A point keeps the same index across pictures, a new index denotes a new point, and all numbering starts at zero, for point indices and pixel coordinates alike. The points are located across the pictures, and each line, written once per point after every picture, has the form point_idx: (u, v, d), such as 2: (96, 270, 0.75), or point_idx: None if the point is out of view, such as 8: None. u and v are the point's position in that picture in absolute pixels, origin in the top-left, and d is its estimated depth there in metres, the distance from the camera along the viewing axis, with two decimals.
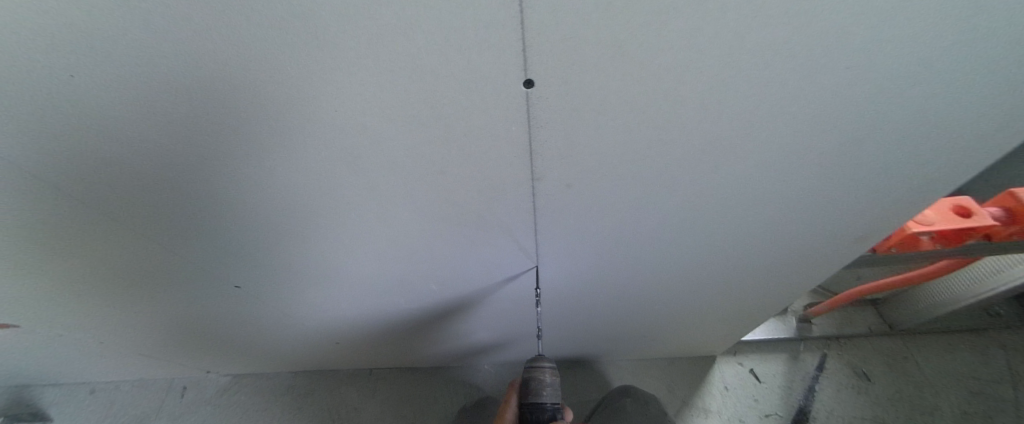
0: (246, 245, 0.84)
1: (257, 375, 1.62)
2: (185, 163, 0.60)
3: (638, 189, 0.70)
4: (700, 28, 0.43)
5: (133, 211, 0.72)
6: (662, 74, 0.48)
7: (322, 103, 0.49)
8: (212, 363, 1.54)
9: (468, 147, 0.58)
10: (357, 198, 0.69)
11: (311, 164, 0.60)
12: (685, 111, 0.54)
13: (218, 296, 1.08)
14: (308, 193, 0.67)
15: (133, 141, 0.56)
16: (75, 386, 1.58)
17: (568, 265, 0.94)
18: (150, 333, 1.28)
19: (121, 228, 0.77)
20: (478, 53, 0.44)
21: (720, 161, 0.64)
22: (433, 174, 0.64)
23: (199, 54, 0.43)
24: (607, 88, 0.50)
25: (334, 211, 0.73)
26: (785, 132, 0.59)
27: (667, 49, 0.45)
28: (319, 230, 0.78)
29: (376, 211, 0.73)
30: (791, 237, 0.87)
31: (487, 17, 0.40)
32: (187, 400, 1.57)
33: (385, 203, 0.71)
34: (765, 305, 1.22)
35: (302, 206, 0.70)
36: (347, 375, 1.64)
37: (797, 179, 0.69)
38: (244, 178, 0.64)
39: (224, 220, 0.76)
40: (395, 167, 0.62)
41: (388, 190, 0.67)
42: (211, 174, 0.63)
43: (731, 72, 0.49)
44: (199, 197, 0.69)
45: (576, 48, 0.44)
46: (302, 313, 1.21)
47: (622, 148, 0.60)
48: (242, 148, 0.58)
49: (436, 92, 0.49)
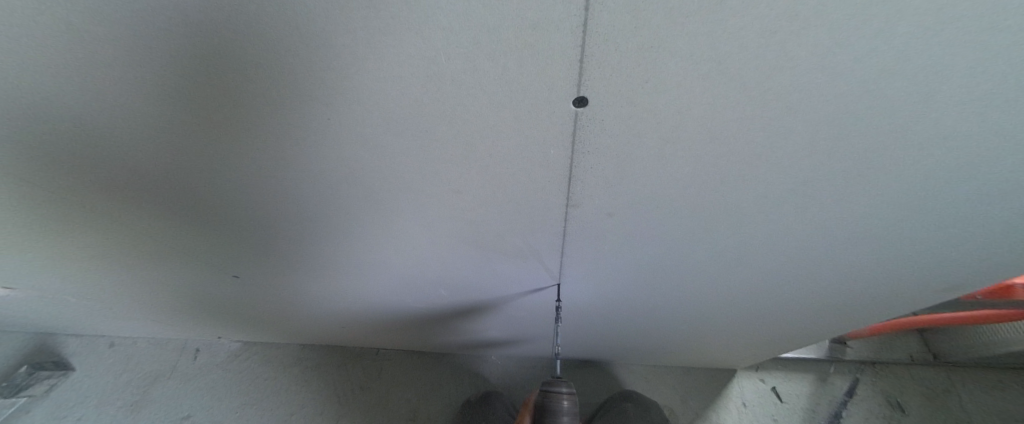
0: (269, 257, 0.77)
1: (267, 344, 1.63)
2: (205, 183, 0.52)
3: (692, 223, 0.57)
4: (842, 43, 0.30)
5: (149, 225, 0.65)
6: (768, 100, 0.35)
7: (318, 110, 0.39)
8: (227, 331, 1.54)
9: (491, 168, 0.47)
10: (362, 214, 0.59)
11: (345, 187, 0.51)
12: (783, 145, 0.41)
13: (220, 289, 1.01)
14: (305, 207, 0.57)
15: (144, 160, 0.47)
16: (94, 339, 1.60)
17: (593, 286, 0.83)
18: (161, 305, 1.26)
19: (136, 239, 0.69)
20: (518, 59, 0.32)
21: (806, 201, 0.51)
22: (448, 193, 0.53)
23: (226, 64, 0.34)
24: (686, 113, 0.37)
25: (335, 224, 0.63)
26: (904, 173, 0.45)
27: (786, 68, 0.32)
28: (320, 240, 0.69)
29: (381, 226, 0.63)
30: (858, 276, 0.74)
31: (538, 11, 0.28)
32: (200, 362, 1.60)
33: (392, 220, 0.61)
34: (803, 331, 1.12)
35: (325, 223, 0.62)
36: (354, 353, 1.64)
37: (895, 222, 0.56)
38: (269, 199, 0.55)
39: (247, 236, 0.68)
40: (404, 184, 0.51)
41: (395, 207, 0.57)
42: (233, 194, 0.55)
43: (860, 102, 0.35)
44: (220, 215, 0.61)
45: (655, 60, 0.32)
46: (317, 306, 1.17)
47: (685, 182, 0.48)
48: (269, 170, 0.49)
49: (457, 107, 0.38)
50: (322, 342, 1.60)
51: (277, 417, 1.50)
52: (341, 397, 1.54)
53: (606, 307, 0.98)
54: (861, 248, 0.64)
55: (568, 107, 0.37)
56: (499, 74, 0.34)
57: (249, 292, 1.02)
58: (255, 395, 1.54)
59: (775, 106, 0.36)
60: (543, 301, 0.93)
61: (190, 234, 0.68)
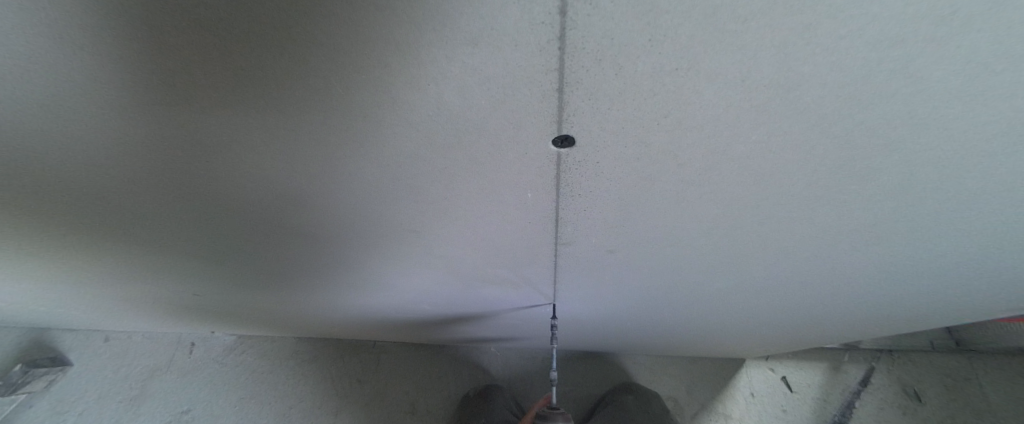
0: (277, 277, 0.70)
1: (264, 337, 1.60)
2: (207, 218, 0.44)
3: (712, 257, 0.47)
4: (1013, 61, 0.17)
5: (146, 245, 0.57)
6: (854, 136, 0.23)
7: (226, 147, 0.29)
8: (221, 326, 1.49)
9: (453, 210, 0.36)
10: (327, 243, 0.50)
11: (358, 230, 0.43)
12: (857, 185, 0.29)
13: (205, 296, 0.94)
14: (261, 235, 0.49)
15: (133, 196, 0.39)
16: (90, 332, 1.44)
17: (593, 304, 0.74)
18: (149, 307, 1.20)
19: (128, 255, 0.62)
20: (457, 86, 0.20)
21: (863, 237, 0.39)
22: (408, 234, 0.43)
23: (226, 116, 0.25)
24: (724, 153, 0.25)
25: (295, 250, 0.54)
26: (1010, 209, 0.33)
27: (901, 95, 0.20)
28: (292, 262, 0.61)
29: (348, 255, 0.54)
30: (900, 296, 0.64)
31: (477, 17, 0.16)
32: (196, 356, 1.53)
33: (358, 250, 0.52)
34: (822, 331, 1.03)
35: (326, 254, 0.54)
36: (353, 346, 1.60)
37: (972, 252, 0.44)
38: (275, 234, 0.47)
39: (253, 260, 0.61)
40: (354, 221, 0.42)
41: (356, 240, 0.48)
42: (236, 228, 0.47)
43: (990, 137, 0.23)
44: (224, 242, 0.53)
45: (680, 87, 0.19)
46: (317, 311, 1.10)
47: (710, 221, 0.36)
48: (277, 211, 0.41)
49: (391, 147, 0.27)
50: (319, 335, 1.56)
51: (277, 410, 1.49)
52: (340, 390, 1.53)
53: (609, 318, 0.89)
54: (914, 274, 0.53)
55: (548, 149, 0.25)
56: (439, 107, 0.22)
57: (234, 298, 0.95)
58: (253, 388, 1.51)
59: (861, 145, 0.24)
60: (538, 314, 0.84)
61: (194, 255, 0.60)
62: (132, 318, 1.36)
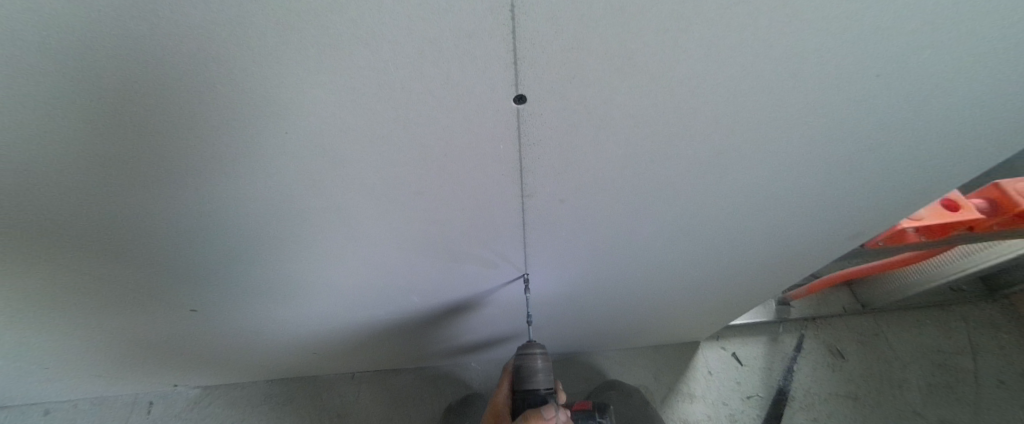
0: (265, 279, 0.79)
1: (230, 386, 1.53)
2: (219, 210, 0.54)
3: (634, 202, 0.65)
4: (721, 39, 0.37)
5: (146, 258, 0.65)
6: (675, 85, 0.42)
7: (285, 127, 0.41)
8: (182, 378, 1.42)
9: (333, 169, 0.48)
10: (217, 227, 0.58)
11: (353, 200, 0.56)
12: (695, 124, 0.48)
13: (186, 325, 0.98)
14: (158, 225, 0.56)
15: (158, 192, 0.49)
16: (26, 407, 1.37)
17: (558, 274, 0.89)
18: (108, 360, 1.16)
19: (124, 274, 0.69)
20: (458, 66, 0.36)
21: (722, 173, 0.59)
22: (287, 202, 0.54)
23: (258, 101, 0.38)
24: (611, 101, 0.43)
25: (197, 243, 0.62)
26: (796, 144, 0.54)
27: (685, 59, 0.39)
28: (196, 259, 0.67)
29: (246, 238, 0.62)
30: (781, 240, 0.85)
31: (470, 25, 0.33)
32: (155, 415, 1.44)
33: (251, 232, 0.61)
34: (750, 299, 1.23)
35: (321, 237, 0.65)
36: (330, 381, 1.58)
37: (799, 187, 0.65)
38: (278, 219, 0.58)
39: (247, 260, 0.70)
40: (240, 194, 0.52)
41: (249, 217, 0.57)
42: (242, 218, 0.57)
43: (747, 85, 0.43)
44: (223, 241, 0.63)
45: (576, 58, 0.37)
46: (294, 332, 1.14)
47: (622, 162, 0.54)
48: (282, 193, 0.52)
49: (251, 109, 0.39)
50: (293, 374, 1.54)
51: None
52: None
53: (573, 294, 1.04)
54: (780, 212, 0.73)
55: (509, 105, 0.42)
56: (448, 82, 0.38)
57: (212, 324, 0.99)
58: None
59: (679, 90, 0.43)
60: (512, 295, 0.98)
61: (191, 264, 0.69)
62: (85, 380, 1.28)
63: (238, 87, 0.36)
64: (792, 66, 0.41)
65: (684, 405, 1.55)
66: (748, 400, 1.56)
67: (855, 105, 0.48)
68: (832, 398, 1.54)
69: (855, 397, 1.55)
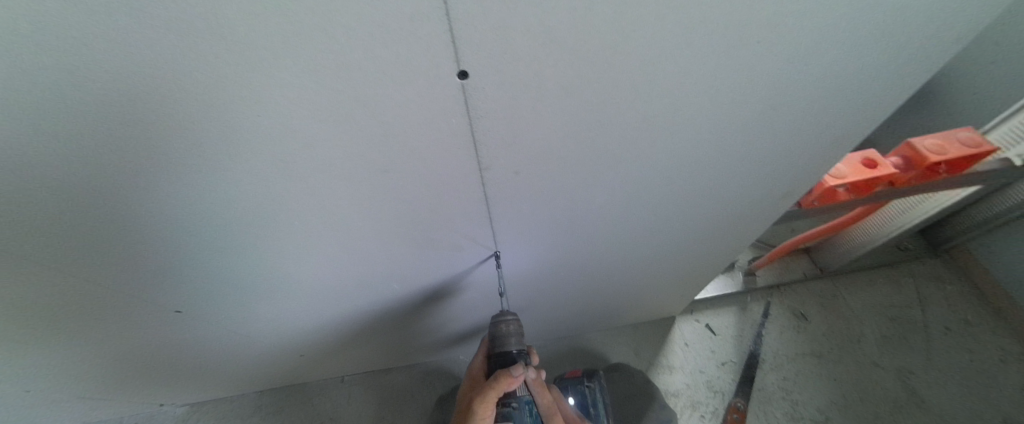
0: (244, 275, 0.82)
1: (218, 402, 1.53)
2: (193, 200, 0.59)
3: (583, 170, 0.72)
4: (621, 12, 0.45)
5: (121, 258, 0.69)
6: (594, 57, 0.50)
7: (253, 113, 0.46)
8: (167, 397, 1.42)
9: (245, 153, 0.52)
10: (133, 223, 0.61)
11: (323, 182, 0.61)
12: (619, 92, 0.56)
13: (166, 334, 1.00)
14: (77, 224, 0.59)
15: (136, 186, 0.54)
16: None
17: (527, 249, 0.95)
18: (88, 383, 1.16)
19: (101, 276, 0.72)
20: (404, 46, 0.43)
21: (655, 138, 0.67)
22: (203, 191, 0.57)
23: (223, 86, 0.43)
24: (543, 74, 0.51)
25: (124, 241, 0.64)
26: (711, 107, 0.63)
27: (595, 33, 0.47)
28: (124, 258, 0.69)
29: (171, 232, 0.65)
30: (724, 203, 0.94)
31: (409, 9, 0.40)
32: None
33: (173, 227, 0.63)
34: (712, 267, 1.32)
35: (295, 224, 0.69)
36: (320, 387, 1.60)
37: (726, 149, 0.74)
38: (253, 207, 0.63)
39: (224, 255, 0.74)
40: (153, 186, 0.54)
41: (171, 210, 0.60)
42: (217, 208, 0.61)
43: (654, 53, 0.51)
44: (198, 235, 0.67)
45: (505, 35, 0.45)
46: (278, 335, 1.17)
47: (564, 131, 0.62)
48: (252, 179, 0.57)
49: (139, 97, 0.42)
50: (283, 383, 1.55)
51: None
52: None
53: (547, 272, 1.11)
54: (718, 173, 0.82)
55: (454, 81, 0.49)
56: (398, 59, 0.45)
57: (192, 331, 1.01)
58: None
59: (598, 61, 0.51)
60: (488, 276, 1.04)
61: (168, 262, 0.73)
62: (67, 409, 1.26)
63: (206, 77, 0.41)
64: (687, 34, 0.49)
65: (664, 376, 1.64)
66: (722, 366, 1.66)
67: (751, 69, 0.57)
68: (798, 358, 1.65)
69: (819, 355, 1.67)
